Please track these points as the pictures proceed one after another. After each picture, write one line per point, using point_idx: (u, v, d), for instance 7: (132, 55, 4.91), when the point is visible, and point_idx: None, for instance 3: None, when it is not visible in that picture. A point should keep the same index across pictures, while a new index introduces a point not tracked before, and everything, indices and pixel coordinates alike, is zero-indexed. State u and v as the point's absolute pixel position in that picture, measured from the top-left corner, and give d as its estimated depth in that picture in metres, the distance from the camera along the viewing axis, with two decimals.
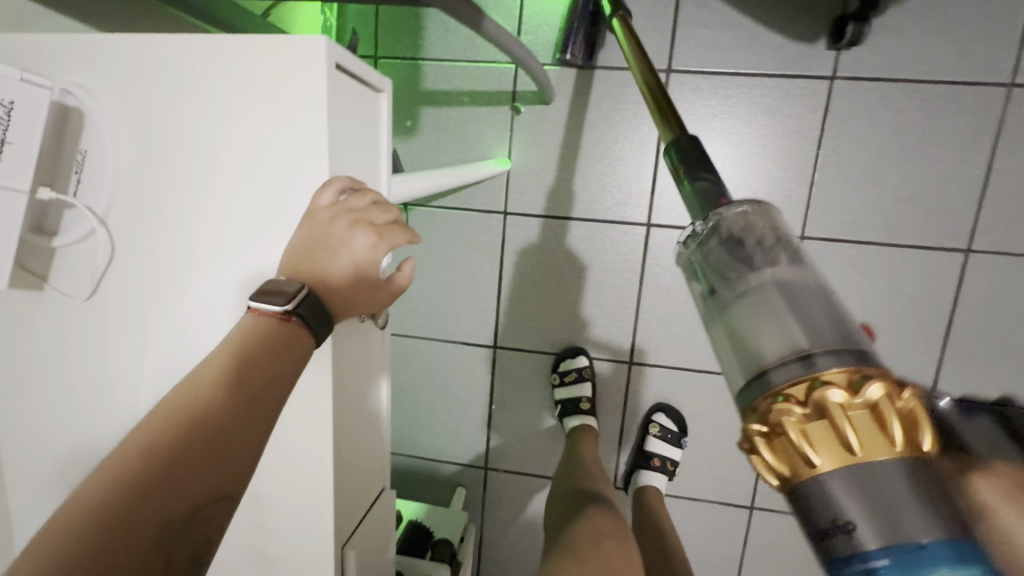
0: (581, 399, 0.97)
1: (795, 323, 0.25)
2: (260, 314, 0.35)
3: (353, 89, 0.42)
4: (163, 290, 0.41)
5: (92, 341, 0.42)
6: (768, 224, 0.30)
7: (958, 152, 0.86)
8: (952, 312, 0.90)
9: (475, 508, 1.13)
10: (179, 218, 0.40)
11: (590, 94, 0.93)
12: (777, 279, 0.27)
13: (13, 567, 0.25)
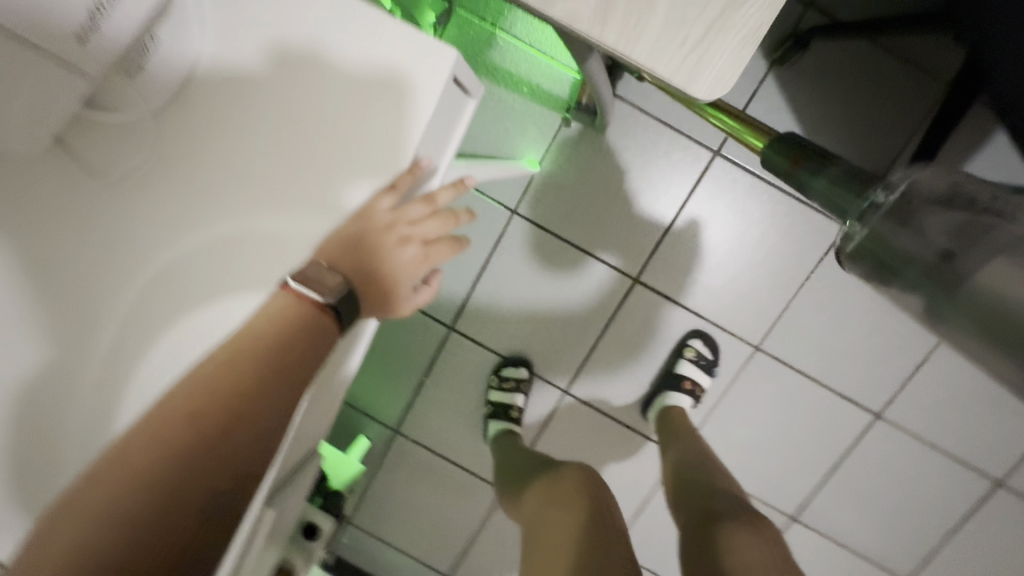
0: (512, 407, 1.06)
1: None
2: (303, 295, 0.48)
3: (455, 95, 0.53)
4: (189, 192, 0.51)
5: (108, 210, 0.51)
6: (937, 183, 0.45)
7: (908, 334, 1.00)
8: (845, 455, 1.07)
9: (370, 462, 1.18)
10: (229, 140, 0.51)
11: (641, 142, 0.97)
12: (1003, 256, 0.40)
13: (119, 523, 0.36)
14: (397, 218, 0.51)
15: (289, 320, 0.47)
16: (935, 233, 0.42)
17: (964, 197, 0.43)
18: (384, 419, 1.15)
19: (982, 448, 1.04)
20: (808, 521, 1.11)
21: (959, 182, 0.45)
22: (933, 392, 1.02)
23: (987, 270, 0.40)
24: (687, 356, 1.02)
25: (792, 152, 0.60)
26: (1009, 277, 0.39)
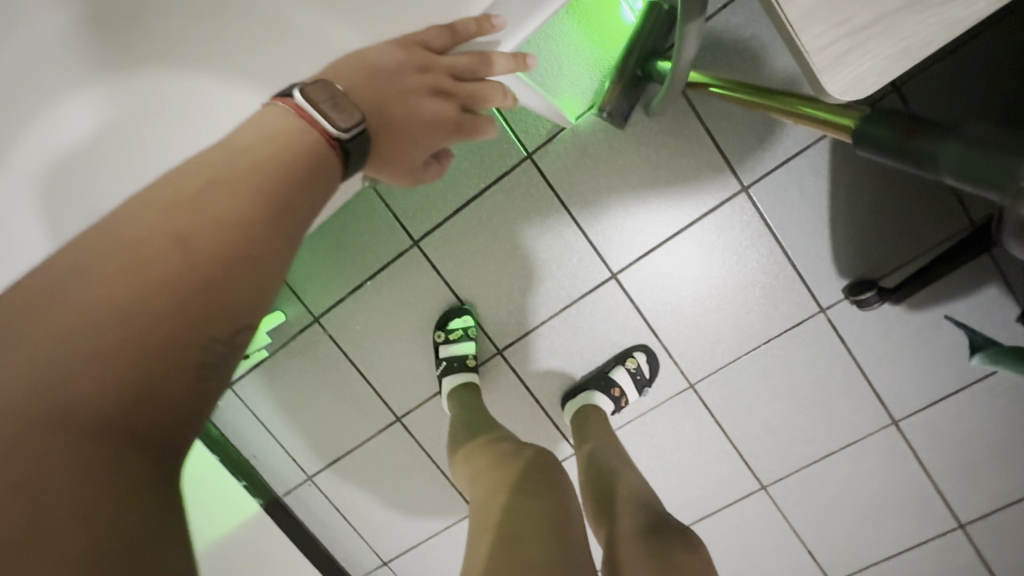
0: (467, 356, 1.02)
1: None
2: (313, 123, 0.50)
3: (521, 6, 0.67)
4: None
5: None
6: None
7: (823, 429, 1.04)
8: (719, 510, 1.12)
9: (278, 338, 1.11)
10: None
11: (683, 144, 0.92)
12: None
13: (118, 351, 0.34)
14: (444, 65, 0.63)
15: (292, 147, 0.47)
16: None
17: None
18: (309, 303, 1.08)
19: (833, 550, 1.11)
20: None
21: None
22: (819, 487, 1.07)
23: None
24: (627, 366, 1.01)
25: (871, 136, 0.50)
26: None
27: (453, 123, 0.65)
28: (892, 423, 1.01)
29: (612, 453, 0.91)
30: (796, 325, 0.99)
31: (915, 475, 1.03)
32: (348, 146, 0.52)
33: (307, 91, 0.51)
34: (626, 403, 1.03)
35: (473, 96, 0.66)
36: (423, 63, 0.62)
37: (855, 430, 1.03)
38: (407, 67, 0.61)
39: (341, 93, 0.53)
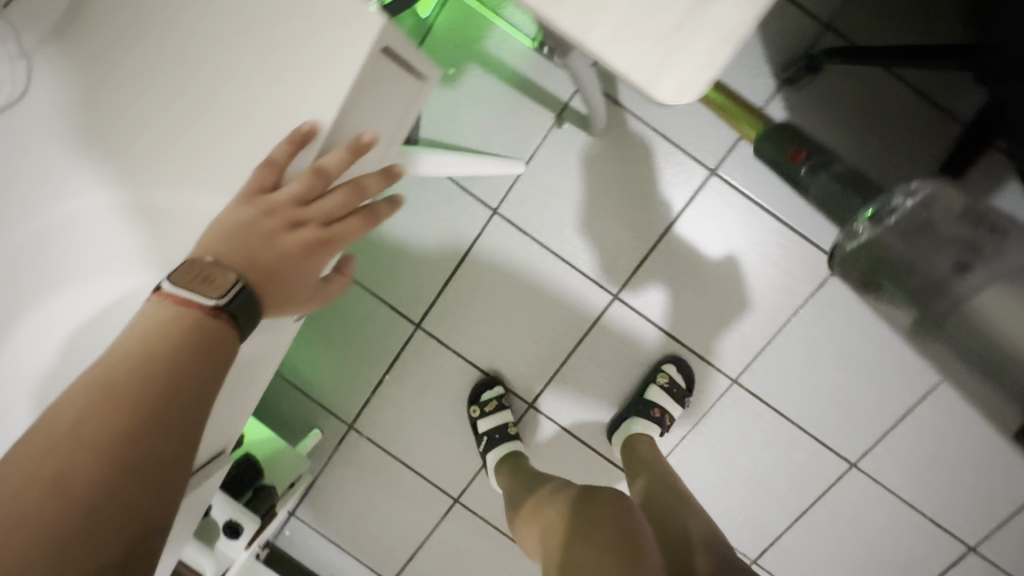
0: (508, 424, 1.01)
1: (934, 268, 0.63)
2: (190, 302, 0.40)
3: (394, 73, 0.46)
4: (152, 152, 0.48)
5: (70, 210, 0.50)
6: (942, 199, 0.66)
7: (894, 385, 0.95)
8: (814, 505, 1.02)
9: (321, 455, 1.13)
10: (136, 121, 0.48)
11: (639, 150, 0.92)
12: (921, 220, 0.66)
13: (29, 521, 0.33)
14: (281, 200, 0.44)
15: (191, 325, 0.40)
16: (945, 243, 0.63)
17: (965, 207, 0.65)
18: (339, 414, 1.10)
19: (956, 512, 0.99)
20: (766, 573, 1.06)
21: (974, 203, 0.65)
22: (913, 449, 0.97)
23: (981, 294, 0.60)
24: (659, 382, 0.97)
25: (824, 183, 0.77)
26: (1000, 301, 0.59)
27: (324, 246, 0.46)
28: None
29: (677, 484, 0.84)
30: (817, 287, 0.94)
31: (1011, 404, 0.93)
32: (234, 309, 0.42)
33: (174, 275, 0.41)
34: (671, 420, 0.98)
35: (333, 211, 0.45)
36: (260, 205, 0.44)
37: (927, 374, 0.94)
38: (249, 218, 0.43)
39: (208, 261, 0.42)
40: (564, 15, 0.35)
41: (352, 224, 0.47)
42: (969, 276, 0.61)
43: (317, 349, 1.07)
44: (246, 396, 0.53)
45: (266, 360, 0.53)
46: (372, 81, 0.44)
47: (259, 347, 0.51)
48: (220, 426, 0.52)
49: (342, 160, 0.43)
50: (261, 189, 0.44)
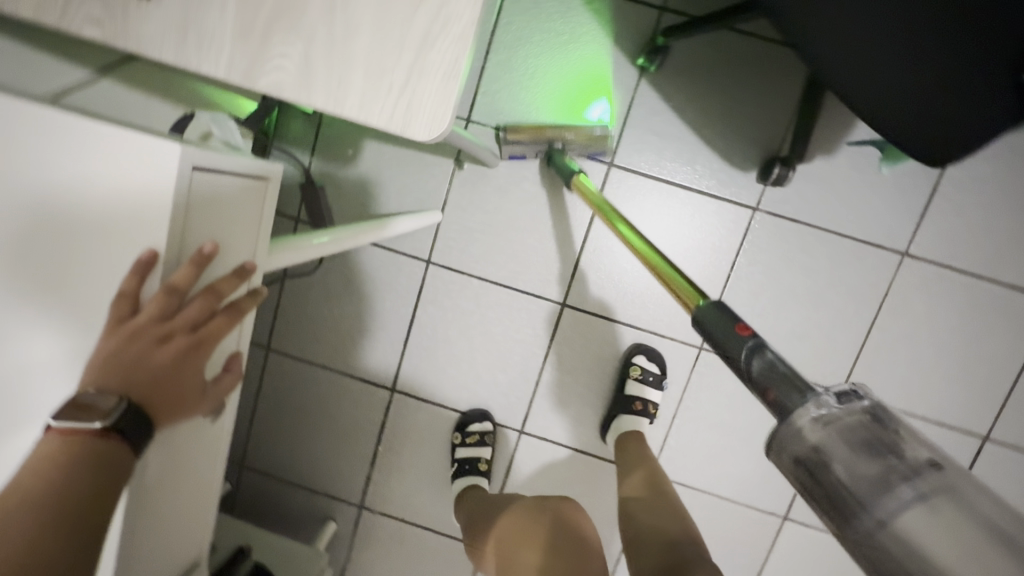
0: (480, 459, 1.02)
1: (845, 451, 0.33)
2: (78, 431, 0.42)
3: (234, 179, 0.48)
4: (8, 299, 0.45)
5: None
6: (859, 438, 0.34)
7: (850, 304, 0.96)
8: None
9: (341, 543, 1.12)
10: None
11: (537, 166, 0.97)
12: (823, 437, 0.34)
13: None
14: (143, 321, 0.44)
15: (83, 447, 0.42)
16: (831, 461, 0.33)
17: (869, 444, 0.33)
18: (346, 497, 1.11)
19: (959, 407, 0.98)
20: (802, 527, 1.04)
21: (873, 440, 0.33)
22: (892, 360, 0.98)
23: (910, 518, 0.30)
24: (633, 376, 0.98)
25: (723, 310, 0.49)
26: (942, 534, 0.29)
27: (197, 350, 0.48)
28: (904, 257, 0.94)
29: (661, 480, 0.86)
30: (744, 236, 0.96)
31: (965, 286, 0.94)
32: (124, 427, 0.43)
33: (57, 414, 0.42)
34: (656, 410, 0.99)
35: (197, 316, 0.47)
36: (123, 330, 0.44)
37: (876, 284, 0.95)
38: (116, 346, 0.44)
39: (89, 392, 0.43)
40: (317, 97, 0.36)
41: (217, 325, 0.49)
42: (915, 484, 0.31)
43: (308, 440, 1.10)
44: (195, 496, 0.57)
45: (202, 462, 0.57)
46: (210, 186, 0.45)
47: (194, 453, 0.54)
48: (179, 529, 0.56)
49: (189, 273, 0.44)
50: (119, 317, 0.43)
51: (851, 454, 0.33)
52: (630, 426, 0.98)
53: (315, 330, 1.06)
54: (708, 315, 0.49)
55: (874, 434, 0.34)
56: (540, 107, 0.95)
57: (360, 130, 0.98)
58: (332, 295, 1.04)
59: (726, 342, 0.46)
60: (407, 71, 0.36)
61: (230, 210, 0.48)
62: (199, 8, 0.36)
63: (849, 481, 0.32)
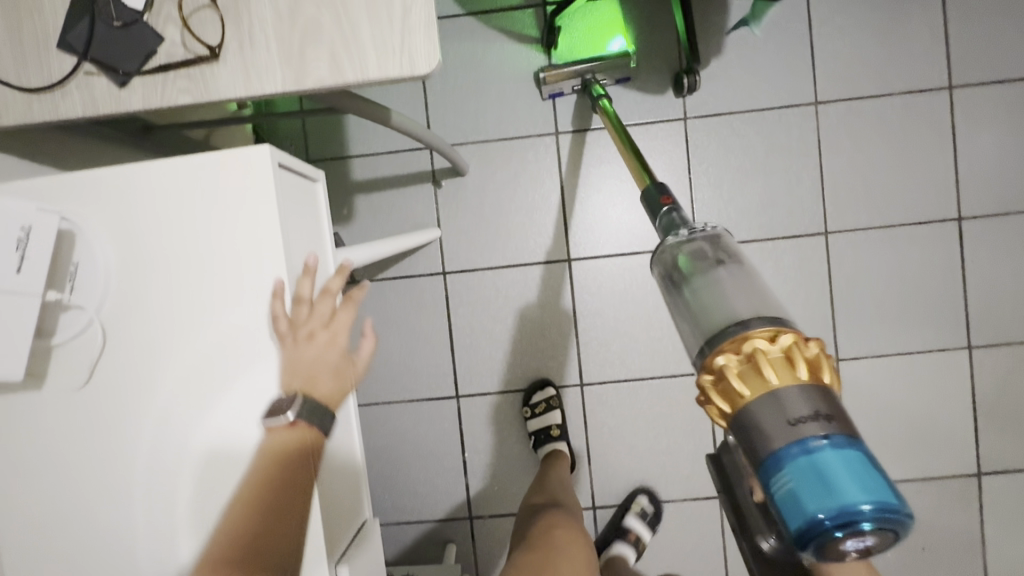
0: (551, 427, 1.11)
1: (685, 254, 0.51)
2: (272, 425, 0.50)
3: (297, 178, 0.55)
4: (166, 326, 0.49)
5: (110, 427, 0.49)
6: (691, 247, 0.51)
7: (796, 159, 1.11)
8: (832, 284, 1.13)
9: (468, 560, 1.17)
10: (145, 318, 0.49)
11: (500, 159, 1.14)
12: (676, 248, 0.52)
13: None
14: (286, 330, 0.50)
15: (280, 442, 0.50)
16: (680, 265, 0.51)
17: (696, 251, 0.51)
18: (455, 514, 1.17)
19: (926, 204, 1.11)
20: (853, 364, 1.13)
21: (700, 250, 0.50)
22: (853, 189, 1.11)
23: (709, 283, 0.47)
24: (634, 510, 1.14)
25: (659, 193, 0.60)
26: (716, 287, 0.46)
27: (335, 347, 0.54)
28: (818, 105, 1.10)
29: None
30: (685, 143, 1.13)
31: (875, 107, 1.11)
32: (301, 411, 0.50)
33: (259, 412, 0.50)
34: (643, 546, 1.14)
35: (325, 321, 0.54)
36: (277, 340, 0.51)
37: (808, 136, 1.11)
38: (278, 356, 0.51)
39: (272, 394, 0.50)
40: (351, 77, 0.49)
41: (342, 319, 0.56)
42: (718, 268, 0.48)
43: (402, 473, 1.17)
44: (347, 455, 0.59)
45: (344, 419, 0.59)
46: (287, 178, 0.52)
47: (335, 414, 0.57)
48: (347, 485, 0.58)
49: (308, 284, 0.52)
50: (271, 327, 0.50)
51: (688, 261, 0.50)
52: (617, 553, 1.11)
53: (373, 372, 1.16)
54: (647, 192, 0.61)
55: (704, 248, 0.51)
56: (483, 113, 1.13)
57: (348, 190, 1.14)
58: (377, 335, 1.16)
59: (655, 214, 0.59)
60: (400, 34, 0.49)
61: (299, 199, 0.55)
62: (251, 56, 0.50)
63: (686, 271, 0.50)
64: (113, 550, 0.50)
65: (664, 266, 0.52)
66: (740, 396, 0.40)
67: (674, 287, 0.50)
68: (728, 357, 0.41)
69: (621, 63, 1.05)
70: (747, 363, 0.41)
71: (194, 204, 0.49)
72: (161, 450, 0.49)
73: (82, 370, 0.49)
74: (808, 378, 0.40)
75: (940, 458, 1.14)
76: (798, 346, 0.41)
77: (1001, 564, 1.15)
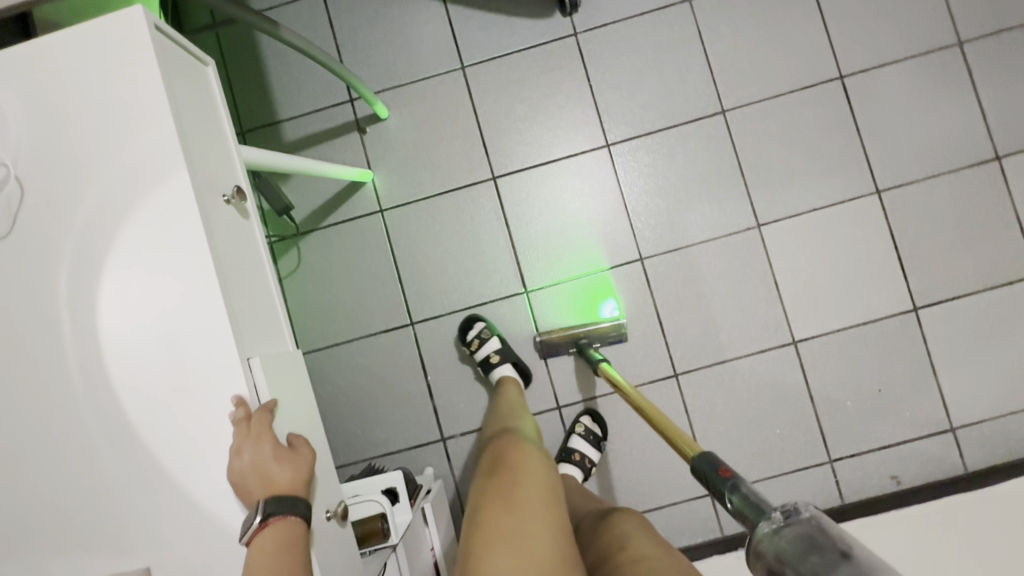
0: (490, 355, 1.15)
1: (796, 537, 0.36)
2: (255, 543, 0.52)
3: (179, 49, 0.62)
4: (71, 174, 0.56)
5: (33, 267, 0.56)
6: (794, 529, 0.37)
7: (681, 51, 1.22)
8: (739, 157, 1.21)
9: (448, 481, 1.20)
10: (52, 169, 0.56)
11: (416, 98, 1.23)
12: (775, 535, 0.38)
13: None
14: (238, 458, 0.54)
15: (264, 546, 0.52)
16: (793, 563, 0.35)
17: (812, 538, 0.35)
18: (429, 439, 1.21)
19: (807, 70, 1.21)
20: (775, 227, 1.20)
21: (816, 528, 0.36)
22: (739, 69, 1.21)
23: None
24: (578, 432, 1.16)
25: (712, 463, 0.55)
26: None
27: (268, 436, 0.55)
28: (691, 2, 1.22)
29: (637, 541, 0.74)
30: (581, 56, 1.23)
31: None
32: (270, 511, 0.53)
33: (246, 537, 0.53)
34: (591, 466, 1.16)
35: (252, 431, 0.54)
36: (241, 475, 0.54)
37: (688, 28, 1.22)
38: (245, 487, 0.54)
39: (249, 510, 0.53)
40: None
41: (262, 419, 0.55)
42: (850, 558, 0.33)
43: (372, 408, 1.22)
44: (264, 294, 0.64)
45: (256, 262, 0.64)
46: (166, 41, 0.59)
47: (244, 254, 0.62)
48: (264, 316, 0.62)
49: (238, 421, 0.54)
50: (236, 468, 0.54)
51: (803, 542, 0.35)
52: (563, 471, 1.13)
53: (329, 315, 1.22)
54: (697, 470, 0.56)
55: (817, 535, 0.35)
56: (394, 61, 1.24)
57: (282, 151, 1.23)
58: (327, 280, 1.23)
59: (715, 483, 0.54)
60: None
61: (185, 65, 0.62)
62: None
63: (796, 564, 0.35)
64: (48, 376, 0.56)
65: (759, 550, 0.38)
66: None
67: None
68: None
69: (616, 332, 1.18)
70: None
71: (77, 58, 0.56)
72: (79, 283, 0.56)
73: (7, 220, 0.56)
74: None
75: (874, 301, 1.19)
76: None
77: (956, 393, 1.18)
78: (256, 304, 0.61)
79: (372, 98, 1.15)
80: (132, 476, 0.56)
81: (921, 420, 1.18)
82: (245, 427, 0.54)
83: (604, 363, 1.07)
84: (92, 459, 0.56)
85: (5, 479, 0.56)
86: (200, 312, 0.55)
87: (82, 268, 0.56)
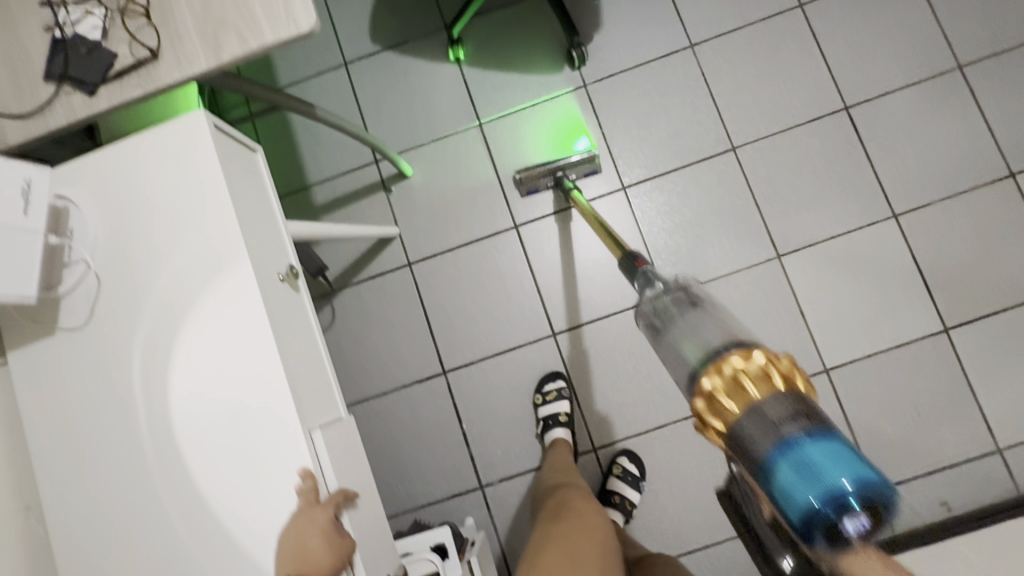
0: (559, 413, 1.16)
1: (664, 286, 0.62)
2: None
3: (233, 142, 0.67)
4: (142, 266, 0.61)
5: (108, 355, 0.60)
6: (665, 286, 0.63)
7: (688, 94, 1.27)
8: (754, 191, 1.24)
9: (488, 529, 1.20)
10: (124, 263, 0.61)
11: (437, 156, 1.29)
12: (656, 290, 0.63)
13: None
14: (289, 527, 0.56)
15: None
16: (668, 310, 0.59)
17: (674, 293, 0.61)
18: (467, 487, 1.21)
19: (812, 103, 1.25)
20: (796, 256, 1.22)
21: (685, 289, 0.61)
22: (745, 106, 1.26)
23: (689, 321, 0.55)
24: (614, 473, 1.17)
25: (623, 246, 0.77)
26: (689, 328, 0.54)
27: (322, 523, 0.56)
28: (693, 47, 1.28)
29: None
30: (592, 105, 1.28)
31: (742, 36, 1.28)
32: None
33: None
34: (631, 506, 1.16)
35: (311, 510, 0.56)
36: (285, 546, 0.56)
37: (692, 72, 1.27)
38: (285, 558, 0.56)
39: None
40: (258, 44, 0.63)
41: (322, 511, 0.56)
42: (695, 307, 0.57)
43: (409, 458, 1.23)
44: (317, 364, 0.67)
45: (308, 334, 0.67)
46: (222, 137, 0.65)
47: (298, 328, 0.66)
48: (318, 386, 0.65)
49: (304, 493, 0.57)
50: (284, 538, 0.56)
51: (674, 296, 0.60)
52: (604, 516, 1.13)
53: (364, 368, 1.26)
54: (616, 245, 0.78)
55: (681, 292, 0.60)
56: (414, 123, 1.31)
57: (313, 213, 1.30)
58: (361, 334, 1.27)
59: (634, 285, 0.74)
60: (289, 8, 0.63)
61: (239, 157, 0.67)
62: (180, 49, 0.64)
63: (667, 306, 0.59)
64: (124, 457, 0.59)
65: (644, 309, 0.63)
66: (731, 414, 0.44)
67: (657, 329, 0.59)
68: (712, 378, 0.46)
69: (590, 162, 1.22)
70: (733, 381, 0.45)
71: (146, 159, 0.62)
72: (150, 366, 0.60)
73: (84, 312, 0.61)
74: (788, 392, 0.43)
75: (903, 323, 1.19)
76: (774, 362, 0.45)
77: (999, 413, 1.16)
78: (310, 375, 0.64)
79: (397, 159, 1.22)
80: (201, 547, 0.58)
81: (965, 441, 1.16)
82: (309, 503, 0.56)
83: (574, 192, 1.09)
84: (165, 535, 0.58)
85: (83, 556, 0.59)
86: (263, 388, 0.59)
87: (152, 351, 0.60)
